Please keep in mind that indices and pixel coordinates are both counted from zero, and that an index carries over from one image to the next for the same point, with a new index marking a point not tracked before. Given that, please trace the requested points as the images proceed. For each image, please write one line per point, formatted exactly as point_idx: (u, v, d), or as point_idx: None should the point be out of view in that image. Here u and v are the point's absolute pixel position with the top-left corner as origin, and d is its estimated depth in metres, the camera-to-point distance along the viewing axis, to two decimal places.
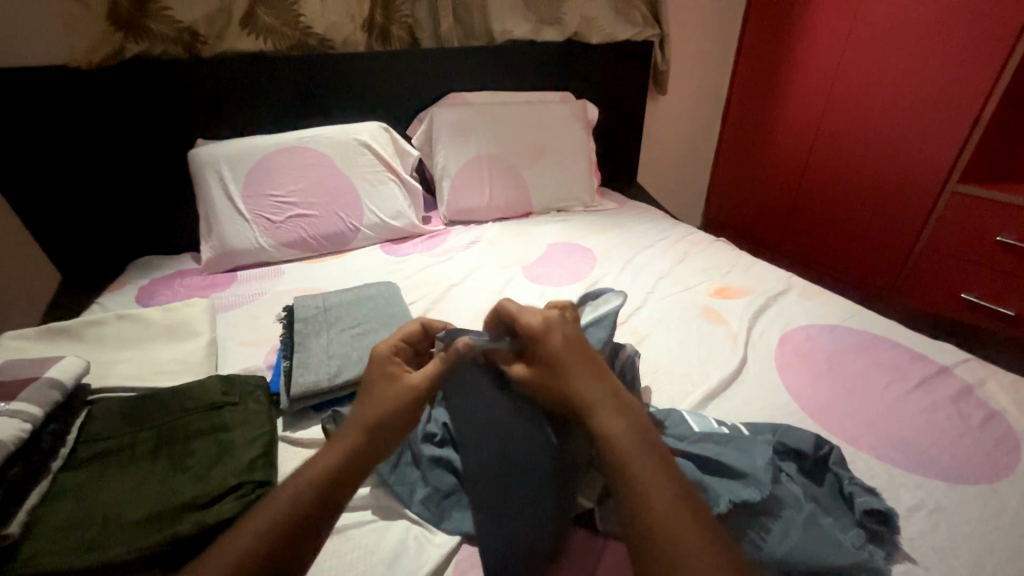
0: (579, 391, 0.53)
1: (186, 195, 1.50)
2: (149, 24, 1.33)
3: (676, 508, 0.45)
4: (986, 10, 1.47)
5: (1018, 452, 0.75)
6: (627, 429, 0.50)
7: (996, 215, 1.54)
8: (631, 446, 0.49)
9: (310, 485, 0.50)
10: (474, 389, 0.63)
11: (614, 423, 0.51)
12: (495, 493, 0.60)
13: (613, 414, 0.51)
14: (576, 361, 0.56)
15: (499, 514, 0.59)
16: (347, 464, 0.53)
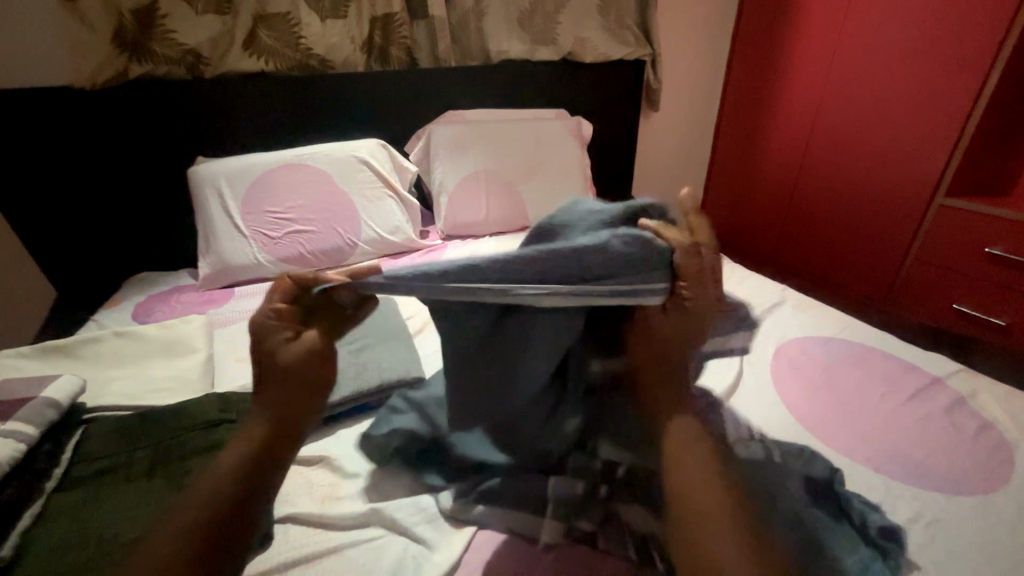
0: (660, 399, 0.57)
1: (185, 212, 1.51)
2: (154, 47, 1.36)
3: (720, 509, 0.48)
4: (964, 32, 1.53)
5: (1012, 462, 0.75)
6: (689, 434, 0.54)
7: (986, 226, 1.56)
8: (691, 447, 0.53)
9: (224, 488, 0.50)
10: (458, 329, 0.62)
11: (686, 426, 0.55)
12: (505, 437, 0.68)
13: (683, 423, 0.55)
14: (664, 364, 0.59)
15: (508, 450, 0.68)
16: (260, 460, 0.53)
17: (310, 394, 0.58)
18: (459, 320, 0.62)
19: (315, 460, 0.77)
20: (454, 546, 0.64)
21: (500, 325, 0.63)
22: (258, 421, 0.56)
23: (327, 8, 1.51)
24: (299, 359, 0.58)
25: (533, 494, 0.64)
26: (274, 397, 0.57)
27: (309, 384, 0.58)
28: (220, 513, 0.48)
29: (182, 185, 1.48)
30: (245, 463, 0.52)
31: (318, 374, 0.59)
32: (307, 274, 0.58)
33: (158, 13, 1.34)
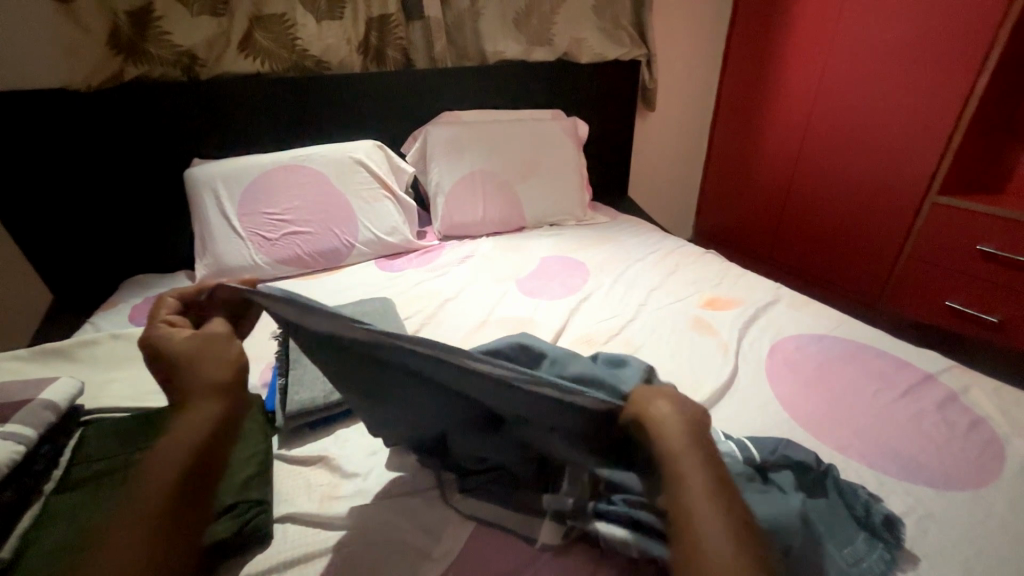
0: (650, 410, 0.55)
1: (181, 214, 1.51)
2: (149, 48, 1.36)
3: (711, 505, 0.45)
4: (953, 32, 1.54)
5: (1003, 457, 0.76)
6: (678, 432, 0.52)
7: (979, 224, 1.57)
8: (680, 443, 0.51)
9: (183, 444, 0.51)
10: (388, 380, 0.65)
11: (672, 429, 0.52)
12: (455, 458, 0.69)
13: (675, 425, 0.52)
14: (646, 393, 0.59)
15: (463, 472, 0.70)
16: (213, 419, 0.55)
17: (229, 349, 0.63)
18: (387, 368, 0.64)
19: (315, 460, 0.78)
20: (453, 543, 0.64)
21: (428, 375, 0.63)
22: (203, 400, 0.56)
23: (324, 10, 1.52)
24: (201, 342, 0.62)
25: (483, 509, 0.67)
26: (195, 364, 0.60)
27: (226, 342, 0.64)
28: (191, 465, 0.50)
29: (178, 186, 1.48)
30: (199, 422, 0.54)
31: (231, 351, 0.63)
32: (189, 289, 0.72)
33: (154, 15, 1.34)
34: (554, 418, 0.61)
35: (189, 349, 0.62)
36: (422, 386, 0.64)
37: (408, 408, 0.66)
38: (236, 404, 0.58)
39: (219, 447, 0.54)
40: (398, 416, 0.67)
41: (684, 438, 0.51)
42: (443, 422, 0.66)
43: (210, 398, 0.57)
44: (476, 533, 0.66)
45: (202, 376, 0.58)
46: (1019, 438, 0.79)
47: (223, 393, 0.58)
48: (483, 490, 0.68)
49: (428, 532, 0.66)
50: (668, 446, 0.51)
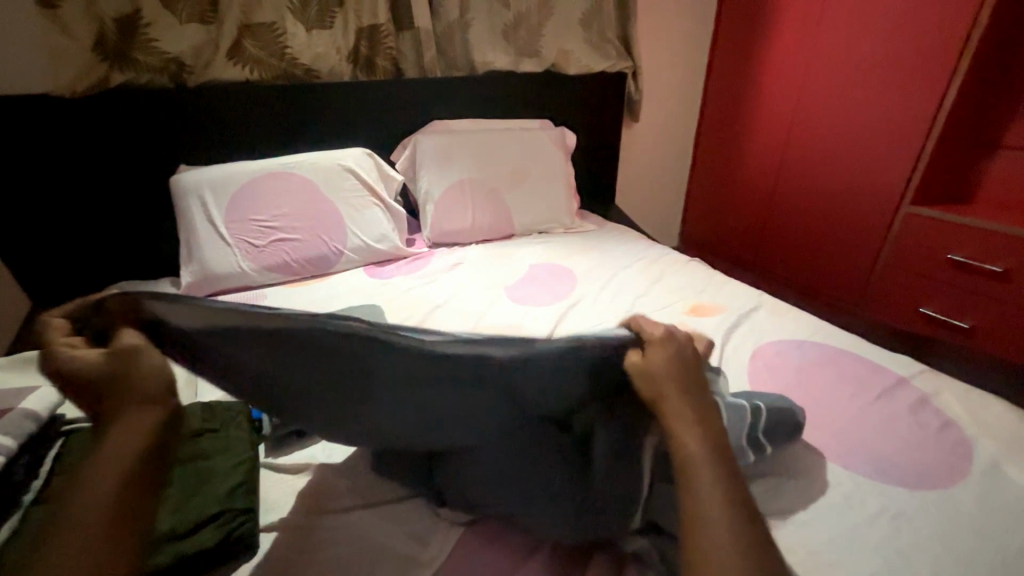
0: (667, 402, 0.58)
1: (167, 220, 1.49)
2: (136, 55, 1.36)
3: (734, 529, 0.48)
4: (923, 50, 1.62)
5: (971, 457, 0.79)
6: (675, 390, 0.59)
7: (951, 234, 1.63)
8: (696, 445, 0.55)
9: (116, 475, 0.50)
10: (383, 388, 0.64)
11: (691, 436, 0.55)
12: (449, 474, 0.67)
13: (688, 419, 0.57)
14: (672, 377, 0.60)
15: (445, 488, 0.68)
16: (144, 458, 0.52)
17: (155, 369, 0.57)
18: (388, 378, 0.63)
19: (301, 467, 0.77)
20: (441, 548, 0.65)
21: (433, 379, 0.63)
22: (138, 411, 0.54)
23: (314, 19, 1.53)
24: (117, 361, 0.56)
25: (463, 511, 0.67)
26: (122, 387, 0.55)
27: (147, 360, 0.57)
28: (122, 499, 0.49)
29: (164, 192, 1.47)
30: (135, 450, 0.52)
31: (158, 360, 0.58)
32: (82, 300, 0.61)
33: (141, 21, 1.34)
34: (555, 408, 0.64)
35: (108, 371, 0.56)
36: (453, 371, 0.62)
37: (401, 421, 0.65)
38: (174, 410, 0.58)
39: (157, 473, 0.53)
40: (413, 418, 0.65)
41: (680, 394, 0.59)
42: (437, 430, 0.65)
43: (147, 406, 0.55)
44: (463, 538, 0.66)
45: (131, 387, 0.55)
46: (986, 439, 0.83)
47: (158, 404, 0.56)
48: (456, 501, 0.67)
49: (417, 538, 0.66)
50: (683, 454, 0.54)
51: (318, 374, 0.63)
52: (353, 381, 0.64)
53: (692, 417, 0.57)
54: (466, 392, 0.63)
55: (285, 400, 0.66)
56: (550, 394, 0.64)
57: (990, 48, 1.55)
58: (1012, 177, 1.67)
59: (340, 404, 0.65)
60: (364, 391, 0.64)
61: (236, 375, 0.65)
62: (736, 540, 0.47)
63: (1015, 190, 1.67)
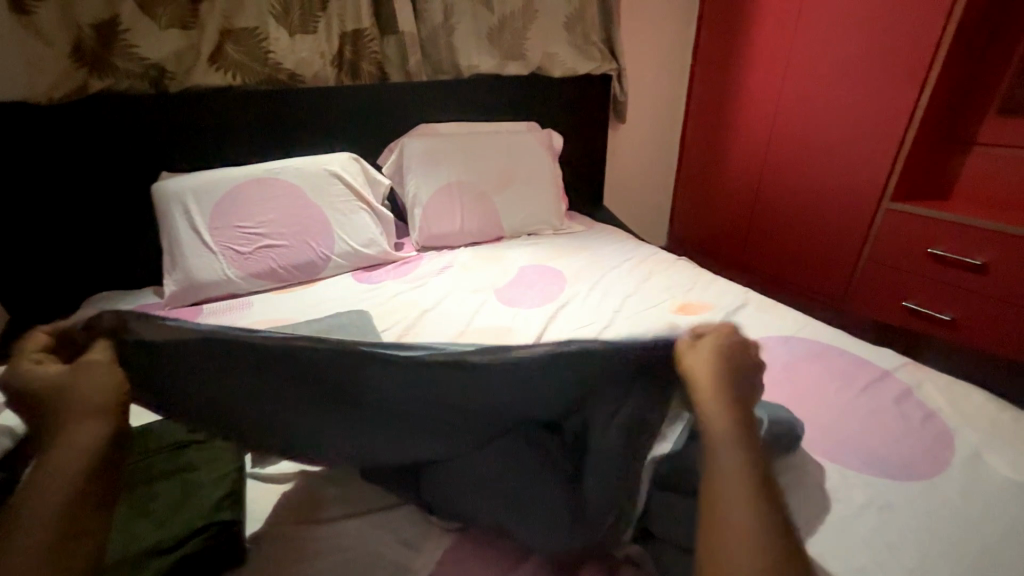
0: (705, 392, 0.59)
1: (149, 230, 1.47)
2: (115, 62, 1.34)
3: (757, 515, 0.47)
4: (898, 50, 1.66)
5: (953, 447, 0.81)
6: (715, 381, 0.60)
7: (931, 229, 1.66)
8: (723, 440, 0.54)
9: (64, 485, 0.49)
10: (389, 387, 0.66)
11: (724, 423, 0.55)
12: (446, 483, 0.66)
13: (721, 408, 0.57)
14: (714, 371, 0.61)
15: (437, 498, 0.67)
16: (90, 468, 0.51)
17: (114, 383, 0.58)
18: (396, 379, 0.66)
19: (289, 477, 0.76)
20: (433, 555, 0.64)
21: (435, 378, 0.66)
22: (87, 425, 0.54)
23: (296, 24, 1.53)
24: (78, 376, 0.57)
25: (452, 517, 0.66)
26: (75, 399, 0.55)
27: (109, 376, 0.58)
28: (69, 509, 0.48)
29: (146, 201, 1.44)
30: (85, 459, 0.52)
31: (114, 378, 0.58)
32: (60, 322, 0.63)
33: (120, 27, 1.32)
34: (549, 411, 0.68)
35: (65, 384, 0.56)
36: (439, 379, 0.66)
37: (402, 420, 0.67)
38: (124, 423, 0.57)
39: (107, 482, 0.52)
40: (401, 426, 0.67)
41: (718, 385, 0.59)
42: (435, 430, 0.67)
43: (94, 419, 0.54)
44: (456, 544, 0.66)
45: (80, 400, 0.55)
46: (967, 428, 0.85)
47: (109, 415, 0.56)
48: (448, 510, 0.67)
49: (410, 545, 0.66)
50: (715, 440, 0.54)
51: (314, 385, 0.66)
52: (361, 387, 0.66)
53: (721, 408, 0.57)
54: (463, 389, 0.66)
55: (280, 412, 0.68)
56: (537, 399, 0.67)
57: (961, 47, 1.59)
58: (986, 172, 1.71)
59: (340, 412, 0.67)
60: (356, 399, 0.67)
61: (224, 392, 0.67)
62: (761, 529, 0.46)
63: (990, 186, 1.71)
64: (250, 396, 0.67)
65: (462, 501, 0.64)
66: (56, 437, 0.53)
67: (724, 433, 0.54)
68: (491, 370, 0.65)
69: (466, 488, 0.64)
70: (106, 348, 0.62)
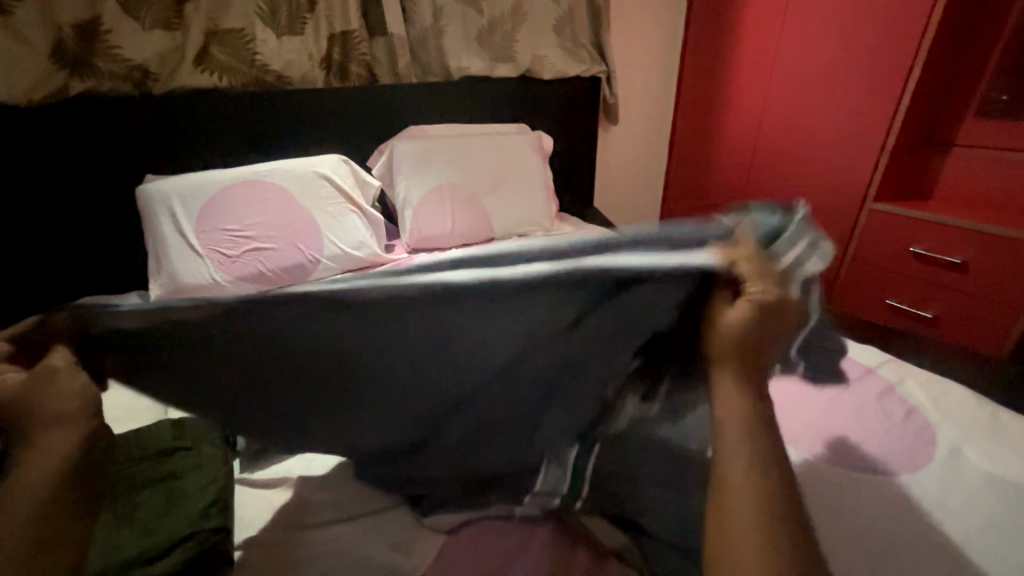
0: (724, 376, 0.54)
1: (133, 233, 1.44)
2: (97, 63, 1.32)
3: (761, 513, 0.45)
4: (879, 53, 1.69)
5: (934, 442, 0.83)
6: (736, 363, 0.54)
7: (912, 228, 1.70)
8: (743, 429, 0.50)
9: (41, 509, 0.48)
10: (385, 367, 0.65)
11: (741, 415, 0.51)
12: (440, 467, 0.67)
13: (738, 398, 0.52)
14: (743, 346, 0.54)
15: (426, 485, 0.69)
16: (68, 485, 0.50)
17: (79, 390, 0.53)
18: (392, 361, 0.65)
19: (277, 483, 0.75)
20: (423, 556, 0.64)
21: (429, 358, 0.65)
22: (57, 439, 0.50)
23: (283, 25, 1.52)
24: (36, 383, 0.51)
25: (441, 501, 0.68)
26: (38, 410, 0.50)
27: (74, 381, 0.53)
28: (49, 534, 0.47)
29: (131, 203, 1.42)
30: (60, 478, 0.49)
31: (79, 385, 0.53)
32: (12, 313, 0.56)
33: (102, 28, 1.30)
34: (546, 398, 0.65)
35: (23, 393, 0.50)
36: (447, 361, 0.65)
37: (396, 406, 0.66)
38: (97, 431, 0.53)
39: (88, 498, 0.51)
40: (410, 415, 0.66)
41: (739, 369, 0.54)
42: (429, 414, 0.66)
43: (63, 426, 0.51)
44: (447, 546, 0.65)
45: (43, 406, 0.51)
46: (947, 424, 0.87)
47: (80, 425, 0.52)
48: (438, 496, 0.68)
49: (401, 549, 0.66)
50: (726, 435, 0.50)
51: (322, 371, 0.65)
52: (355, 375, 0.65)
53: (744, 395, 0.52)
54: (459, 368, 0.65)
55: (275, 401, 0.65)
56: (545, 383, 0.65)
57: (940, 50, 1.63)
58: (964, 173, 1.75)
59: (350, 396, 0.66)
60: (364, 384, 0.65)
61: (223, 380, 0.64)
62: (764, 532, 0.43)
63: (969, 185, 1.75)
64: (243, 385, 0.64)
65: (451, 482, 0.68)
66: (25, 446, 0.50)
67: (751, 423, 0.50)
68: (495, 351, 0.65)
69: (457, 468, 0.67)
70: (64, 352, 0.55)
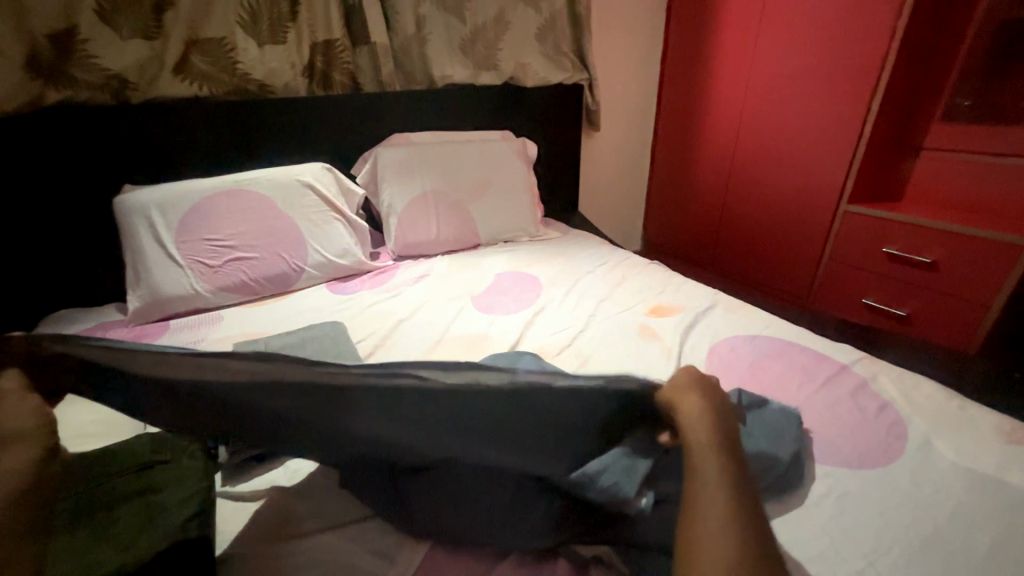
0: (685, 406, 0.61)
1: (113, 245, 1.42)
2: (74, 73, 1.30)
3: (731, 509, 0.47)
4: (850, 61, 1.75)
5: (905, 436, 0.85)
6: (692, 394, 0.63)
7: (886, 231, 1.75)
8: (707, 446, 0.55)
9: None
10: (361, 413, 0.61)
11: (703, 430, 0.57)
12: (417, 499, 0.65)
13: (699, 416, 0.59)
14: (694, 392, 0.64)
15: (401, 506, 0.67)
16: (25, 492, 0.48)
17: (33, 409, 0.54)
18: (369, 406, 0.61)
19: (260, 494, 0.75)
20: (407, 565, 0.64)
21: (406, 401, 0.61)
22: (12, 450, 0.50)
23: (265, 34, 1.51)
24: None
25: (418, 529, 0.66)
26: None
27: (24, 402, 0.54)
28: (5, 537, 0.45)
29: (109, 215, 1.40)
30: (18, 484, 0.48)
31: (32, 405, 0.54)
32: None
33: (79, 37, 1.28)
34: (530, 437, 0.63)
35: None
36: (444, 405, 0.62)
37: (370, 449, 0.62)
38: (52, 445, 0.53)
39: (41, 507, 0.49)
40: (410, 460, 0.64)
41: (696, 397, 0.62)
42: (406, 452, 0.62)
43: (23, 441, 0.51)
44: (430, 554, 0.65)
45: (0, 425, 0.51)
46: (918, 418, 0.90)
47: (35, 437, 0.52)
48: (421, 521, 0.65)
49: (383, 558, 0.65)
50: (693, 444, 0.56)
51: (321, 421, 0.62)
52: (326, 423, 0.61)
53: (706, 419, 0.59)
54: (440, 414, 0.62)
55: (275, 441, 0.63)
56: (529, 432, 0.63)
57: (906, 58, 1.69)
58: (933, 175, 1.82)
59: (320, 435, 0.62)
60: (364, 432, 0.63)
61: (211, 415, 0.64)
62: (734, 521, 0.46)
63: (937, 187, 1.82)
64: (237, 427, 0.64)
65: (430, 515, 0.64)
66: None
67: (715, 434, 0.56)
68: (480, 401, 0.62)
69: (433, 503, 0.64)
70: (17, 375, 0.57)
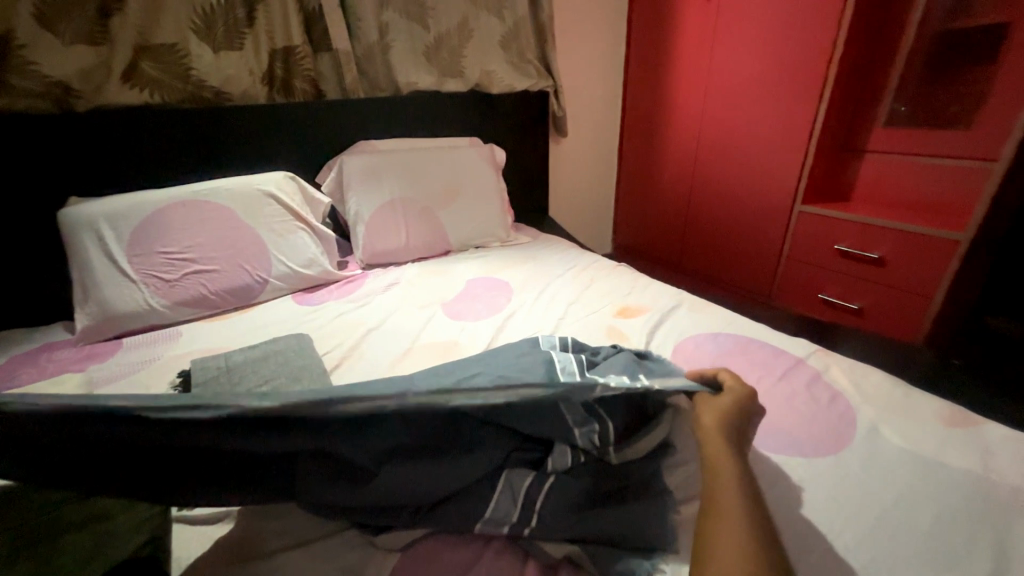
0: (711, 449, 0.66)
1: (57, 260, 1.35)
2: (11, 79, 1.23)
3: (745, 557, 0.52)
4: (798, 69, 1.85)
5: (855, 423, 0.90)
6: (715, 429, 0.68)
7: (838, 228, 1.84)
8: (729, 483, 0.60)
9: None
10: (296, 437, 0.61)
11: (727, 480, 0.61)
12: (373, 505, 0.65)
13: (725, 464, 0.63)
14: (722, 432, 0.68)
15: (373, 512, 0.65)
16: None
17: None
18: (305, 429, 0.61)
19: (219, 517, 0.73)
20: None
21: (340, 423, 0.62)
22: None
23: (220, 41, 1.47)
24: None
25: (388, 528, 0.66)
26: None
27: None
28: None
29: (54, 229, 1.33)
30: None
31: None
32: None
33: (16, 43, 1.22)
34: (470, 420, 0.67)
35: None
36: (379, 430, 0.63)
37: (321, 471, 0.63)
38: None
39: None
40: (367, 434, 0.63)
41: (719, 435, 0.67)
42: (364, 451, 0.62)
43: None
44: (399, 564, 0.64)
45: None
46: (866, 407, 0.95)
47: None
48: (405, 522, 0.65)
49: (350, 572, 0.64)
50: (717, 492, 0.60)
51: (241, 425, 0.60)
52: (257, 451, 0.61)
53: (730, 459, 0.64)
54: (372, 426, 0.63)
55: (245, 456, 0.62)
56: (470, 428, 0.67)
57: (848, 66, 1.80)
58: (878, 177, 1.93)
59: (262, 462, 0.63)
60: (307, 425, 0.61)
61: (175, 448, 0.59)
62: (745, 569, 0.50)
63: (881, 189, 1.93)
64: (197, 455, 0.61)
65: (408, 509, 0.65)
66: None
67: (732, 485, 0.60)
68: (410, 424, 0.64)
69: (400, 496, 0.63)
70: None
